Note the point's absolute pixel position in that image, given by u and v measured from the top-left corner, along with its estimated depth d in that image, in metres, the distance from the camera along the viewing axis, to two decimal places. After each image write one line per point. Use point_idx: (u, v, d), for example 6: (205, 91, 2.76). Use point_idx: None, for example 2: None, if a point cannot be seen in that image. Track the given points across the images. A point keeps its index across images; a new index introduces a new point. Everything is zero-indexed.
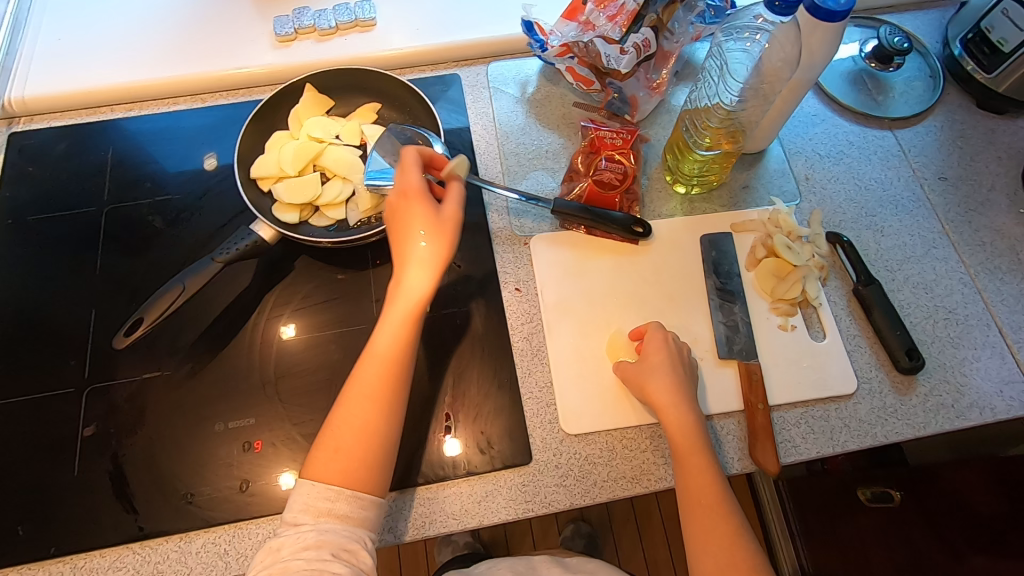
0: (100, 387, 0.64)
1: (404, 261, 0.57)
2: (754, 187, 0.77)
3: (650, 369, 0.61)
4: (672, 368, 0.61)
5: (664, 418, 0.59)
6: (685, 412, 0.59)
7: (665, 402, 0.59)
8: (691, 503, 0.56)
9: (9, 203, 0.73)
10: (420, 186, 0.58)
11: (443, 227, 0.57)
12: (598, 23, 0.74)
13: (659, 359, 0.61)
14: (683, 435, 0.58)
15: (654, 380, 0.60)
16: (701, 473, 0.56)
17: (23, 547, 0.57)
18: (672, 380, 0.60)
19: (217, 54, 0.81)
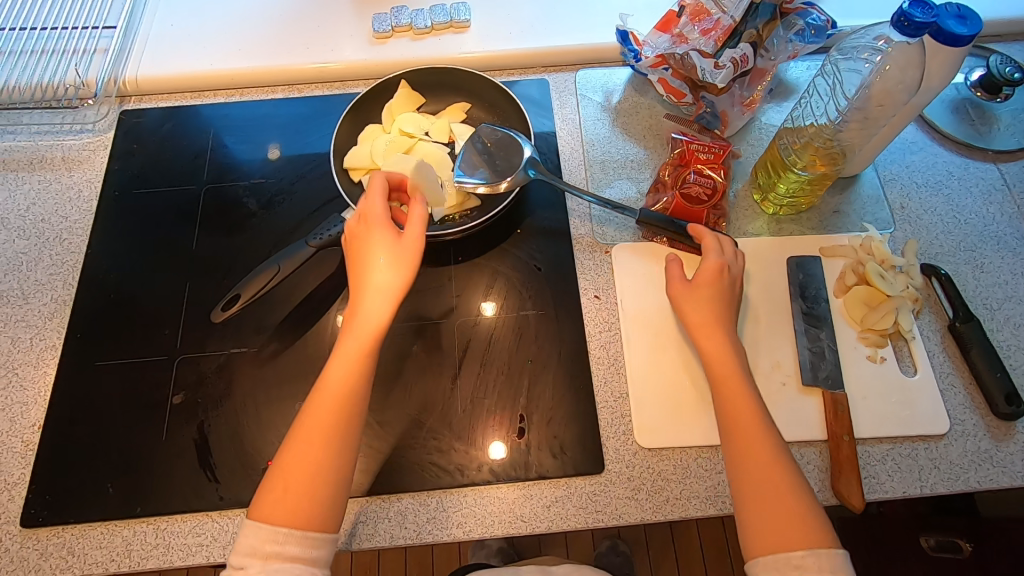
0: (190, 358, 0.66)
1: (369, 296, 0.54)
2: (844, 212, 0.75)
3: (693, 289, 0.60)
4: (719, 293, 0.60)
5: (705, 341, 0.58)
6: (730, 339, 0.58)
7: (708, 325, 0.59)
8: (737, 433, 0.53)
9: (116, 176, 0.78)
10: (381, 212, 0.57)
11: (405, 256, 0.55)
12: (692, 36, 0.73)
13: (705, 281, 0.60)
14: (731, 362, 0.57)
15: (701, 301, 0.60)
16: (750, 402, 0.54)
17: (111, 504, 0.59)
18: (720, 305, 0.60)
19: (317, 48, 0.84)
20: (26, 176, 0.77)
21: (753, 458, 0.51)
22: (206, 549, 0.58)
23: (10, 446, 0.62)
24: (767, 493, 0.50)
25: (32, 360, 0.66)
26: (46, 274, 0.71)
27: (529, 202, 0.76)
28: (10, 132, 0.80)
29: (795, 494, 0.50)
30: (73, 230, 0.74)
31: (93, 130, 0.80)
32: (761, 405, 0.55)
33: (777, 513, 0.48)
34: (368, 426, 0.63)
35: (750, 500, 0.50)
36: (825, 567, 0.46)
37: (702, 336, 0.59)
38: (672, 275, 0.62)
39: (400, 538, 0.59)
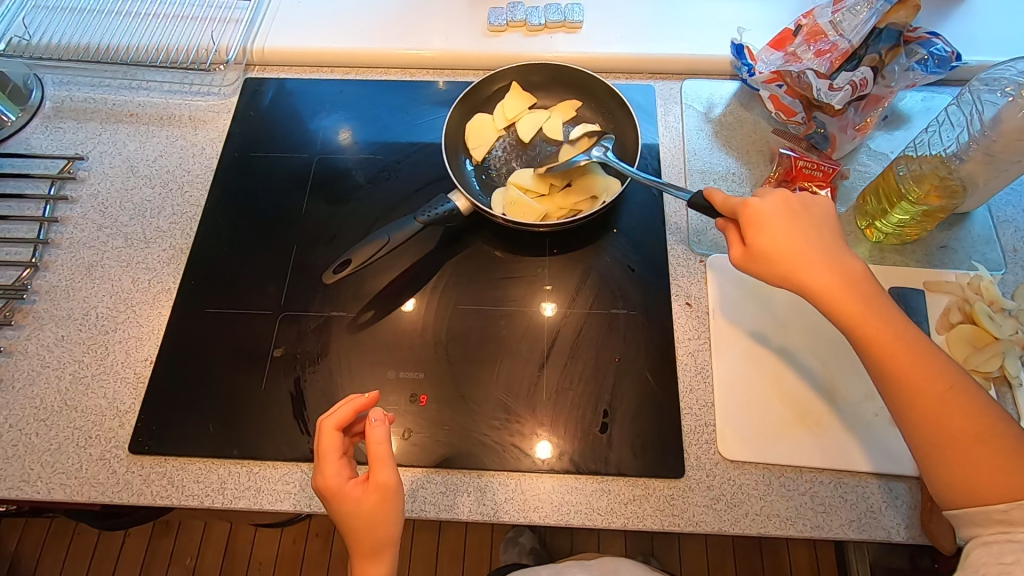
0: (293, 315, 0.69)
1: (365, 552, 0.52)
2: (952, 248, 0.72)
3: (763, 245, 0.53)
4: (801, 231, 0.53)
5: (810, 287, 0.51)
6: (831, 271, 0.51)
7: (797, 270, 0.51)
8: (899, 382, 0.47)
9: (236, 138, 0.82)
10: (339, 475, 0.51)
11: (376, 515, 0.51)
12: (805, 57, 0.75)
13: (782, 226, 0.53)
14: (852, 298, 0.49)
15: (785, 251, 0.52)
16: (895, 340, 0.48)
17: (212, 442, 0.63)
18: (812, 235, 0.53)
19: (433, 36, 0.87)
20: (155, 130, 0.82)
21: (926, 405, 0.46)
22: (294, 496, 0.60)
23: (124, 376, 0.66)
24: (945, 439, 0.45)
25: (149, 299, 0.71)
26: (168, 222, 0.76)
27: (624, 205, 0.76)
28: (144, 89, 0.86)
29: (981, 420, 0.45)
30: (193, 183, 0.78)
31: (218, 94, 0.86)
32: (902, 326, 0.49)
33: (977, 460, 0.44)
34: (453, 402, 0.65)
35: (932, 446, 0.46)
36: None
37: (802, 287, 0.51)
38: (734, 243, 0.56)
39: (478, 513, 0.60)
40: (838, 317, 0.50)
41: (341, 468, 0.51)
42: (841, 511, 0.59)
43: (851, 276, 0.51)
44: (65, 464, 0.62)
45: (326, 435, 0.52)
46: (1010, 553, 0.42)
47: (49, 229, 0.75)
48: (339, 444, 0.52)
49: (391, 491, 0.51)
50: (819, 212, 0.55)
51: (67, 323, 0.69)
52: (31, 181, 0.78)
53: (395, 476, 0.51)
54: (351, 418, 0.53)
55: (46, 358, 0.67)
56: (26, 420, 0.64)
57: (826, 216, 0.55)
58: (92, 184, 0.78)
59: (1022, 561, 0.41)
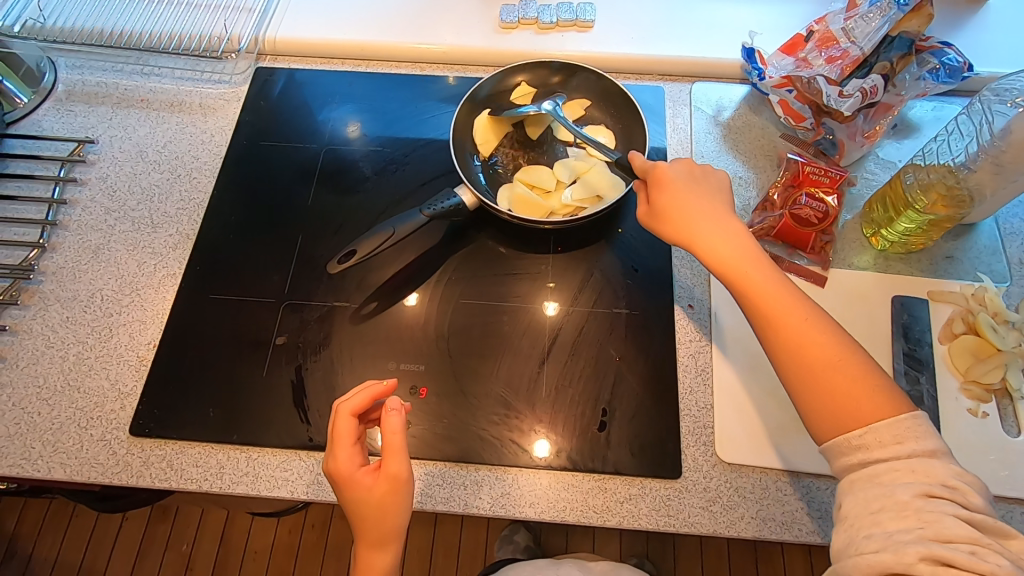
0: (296, 304, 0.70)
1: (374, 539, 0.53)
2: (957, 259, 0.72)
3: (659, 202, 0.57)
4: (695, 190, 0.56)
5: (694, 243, 0.54)
6: (715, 228, 0.54)
7: (686, 224, 0.55)
8: (772, 325, 0.49)
9: (246, 127, 0.82)
10: (351, 462, 0.51)
11: (385, 504, 0.51)
12: (815, 63, 0.74)
13: (677, 184, 0.57)
14: (733, 249, 0.53)
15: (677, 209, 0.56)
16: (770, 286, 0.51)
17: (212, 427, 0.63)
18: (708, 198, 0.56)
19: (444, 30, 0.87)
20: (166, 116, 0.82)
21: (794, 345, 0.48)
22: (290, 483, 0.61)
23: (127, 358, 0.67)
24: (811, 376, 0.47)
25: (154, 283, 0.71)
26: (175, 208, 0.76)
27: (630, 205, 0.77)
28: (157, 75, 0.86)
29: (844, 366, 0.47)
30: (201, 170, 0.79)
31: (230, 82, 0.86)
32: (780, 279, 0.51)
33: (836, 394, 0.46)
34: (452, 395, 0.65)
35: (801, 387, 0.48)
36: (887, 439, 0.43)
37: (691, 239, 0.54)
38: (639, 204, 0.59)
39: (474, 507, 0.60)
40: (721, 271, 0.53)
41: (353, 455, 0.52)
42: (838, 517, 0.59)
43: (737, 231, 0.54)
44: (66, 444, 0.62)
45: (342, 420, 0.52)
46: (874, 501, 0.41)
47: (57, 210, 0.75)
48: (354, 430, 0.52)
49: (402, 482, 0.52)
50: (717, 178, 0.59)
51: (72, 305, 0.69)
52: (42, 163, 0.78)
53: (406, 466, 0.51)
54: (368, 405, 0.53)
55: (51, 339, 0.67)
56: (29, 399, 0.64)
57: (722, 182, 0.58)
58: (101, 167, 0.79)
59: (886, 509, 0.41)
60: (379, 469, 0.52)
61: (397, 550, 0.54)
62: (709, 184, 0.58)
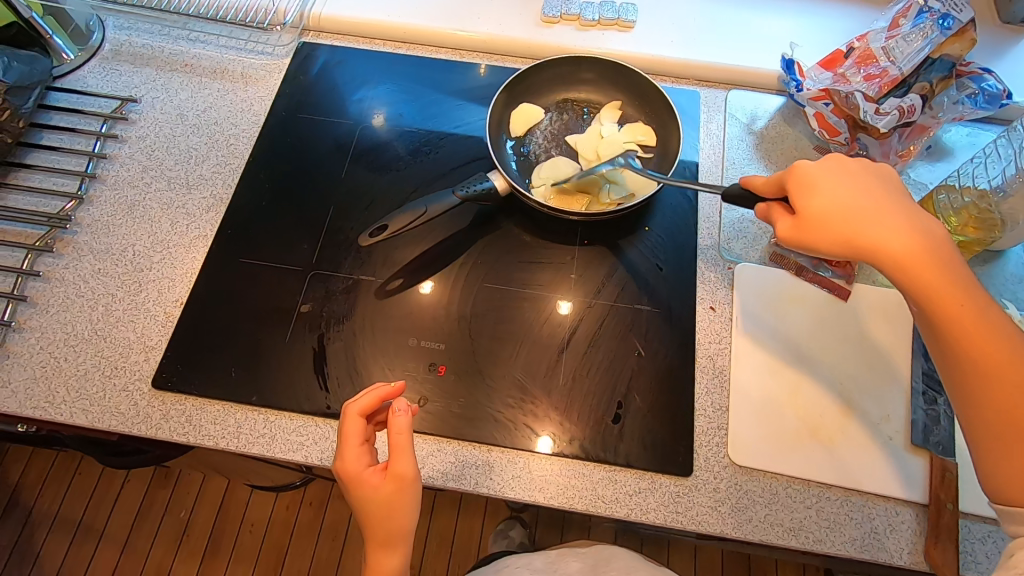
0: (322, 274, 0.71)
1: (381, 539, 0.53)
2: (983, 284, 0.72)
3: (821, 208, 0.48)
4: (862, 188, 0.49)
5: (873, 256, 0.46)
6: (897, 240, 0.46)
7: (861, 234, 0.46)
8: (975, 367, 0.44)
9: (285, 98, 0.83)
10: (359, 462, 0.52)
11: (393, 504, 0.52)
12: (853, 80, 0.75)
13: (842, 185, 0.48)
14: (927, 264, 0.45)
15: (845, 216, 0.47)
16: (976, 318, 0.44)
17: (233, 386, 0.64)
18: (876, 200, 0.48)
19: (486, 20, 0.88)
20: (207, 82, 0.84)
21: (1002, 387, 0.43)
22: (306, 448, 0.62)
23: (153, 313, 0.68)
24: (1018, 430, 0.43)
25: (185, 243, 0.72)
26: (210, 171, 0.77)
27: (658, 205, 0.77)
28: (201, 41, 0.87)
29: None
30: (239, 137, 0.80)
31: (272, 54, 0.87)
32: (976, 298, 0.45)
33: None
34: (471, 376, 0.66)
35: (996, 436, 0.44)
36: None
37: (871, 255, 0.46)
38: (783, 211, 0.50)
39: (483, 487, 0.61)
40: (912, 291, 0.46)
41: (360, 454, 0.52)
42: (845, 528, 0.59)
43: (925, 243, 0.46)
44: (89, 390, 0.63)
45: (350, 421, 0.53)
46: None
47: (96, 164, 0.77)
48: (362, 430, 0.53)
49: (408, 482, 0.52)
50: (868, 170, 0.50)
51: (105, 257, 0.71)
52: (84, 117, 0.80)
53: (414, 466, 0.52)
54: (375, 406, 0.53)
55: (81, 288, 0.69)
56: (56, 344, 0.65)
57: (885, 173, 0.51)
58: (141, 126, 0.80)
59: None
60: (386, 469, 0.52)
61: (404, 547, 0.54)
62: (869, 176, 0.50)
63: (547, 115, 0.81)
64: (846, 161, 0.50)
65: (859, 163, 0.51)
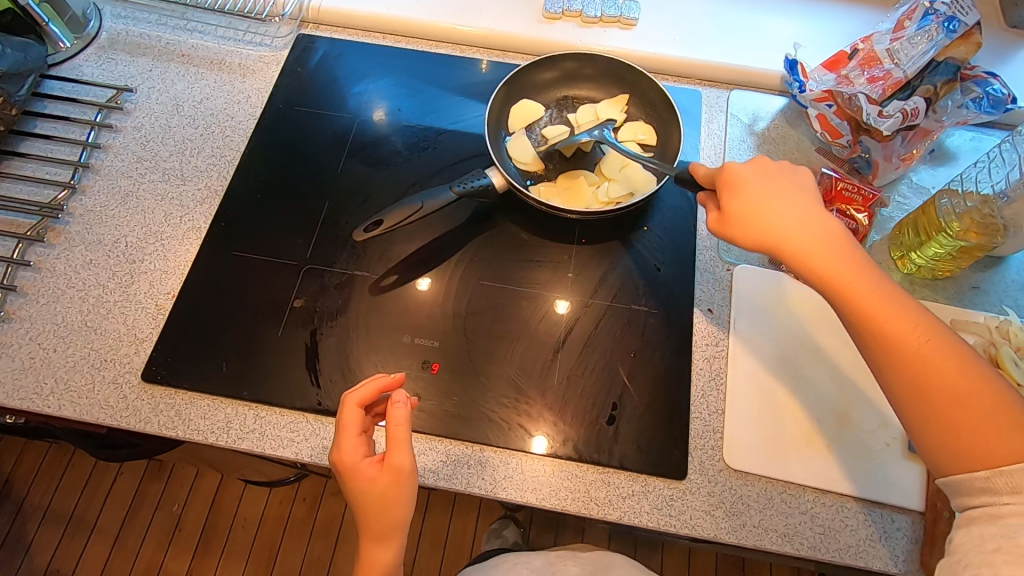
0: (316, 269, 0.70)
1: (376, 532, 0.52)
2: (984, 291, 0.71)
3: (736, 206, 0.50)
4: (777, 188, 0.51)
5: (782, 251, 0.48)
6: (804, 236, 0.48)
7: (773, 230, 0.49)
8: (886, 351, 0.44)
9: (282, 91, 0.82)
10: (357, 452, 0.51)
11: (389, 497, 0.51)
12: (856, 82, 0.74)
13: (757, 185, 0.50)
14: (832, 258, 0.47)
15: (757, 214, 0.49)
16: (881, 303, 0.45)
17: (224, 381, 0.63)
18: (792, 199, 0.50)
19: (487, 15, 0.87)
20: (204, 73, 0.83)
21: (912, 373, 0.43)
22: (296, 445, 0.61)
23: (145, 306, 0.67)
24: (929, 411, 0.43)
25: (178, 236, 0.71)
26: (205, 163, 0.76)
27: (658, 205, 0.76)
28: (199, 31, 0.87)
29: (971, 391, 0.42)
30: (235, 129, 0.79)
31: (271, 46, 0.86)
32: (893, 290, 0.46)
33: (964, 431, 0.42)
34: (465, 374, 0.65)
35: (913, 416, 0.44)
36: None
37: (780, 252, 0.48)
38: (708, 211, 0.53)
39: (475, 487, 0.60)
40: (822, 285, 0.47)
41: (358, 445, 0.51)
42: (841, 534, 0.59)
43: (831, 239, 0.48)
44: (78, 382, 0.63)
45: (348, 411, 0.52)
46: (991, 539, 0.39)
47: (90, 154, 0.76)
48: (360, 421, 0.52)
49: (405, 475, 0.51)
50: (792, 172, 0.52)
51: (97, 248, 0.70)
52: (79, 106, 0.79)
53: (412, 458, 0.51)
54: (373, 397, 0.52)
55: (72, 279, 0.68)
56: (45, 335, 0.65)
57: (804, 175, 0.52)
58: (137, 116, 0.79)
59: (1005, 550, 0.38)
60: (384, 460, 0.51)
61: (400, 541, 0.54)
62: (789, 177, 0.52)
63: (546, 113, 0.80)
64: (771, 162, 0.53)
65: (785, 164, 0.53)
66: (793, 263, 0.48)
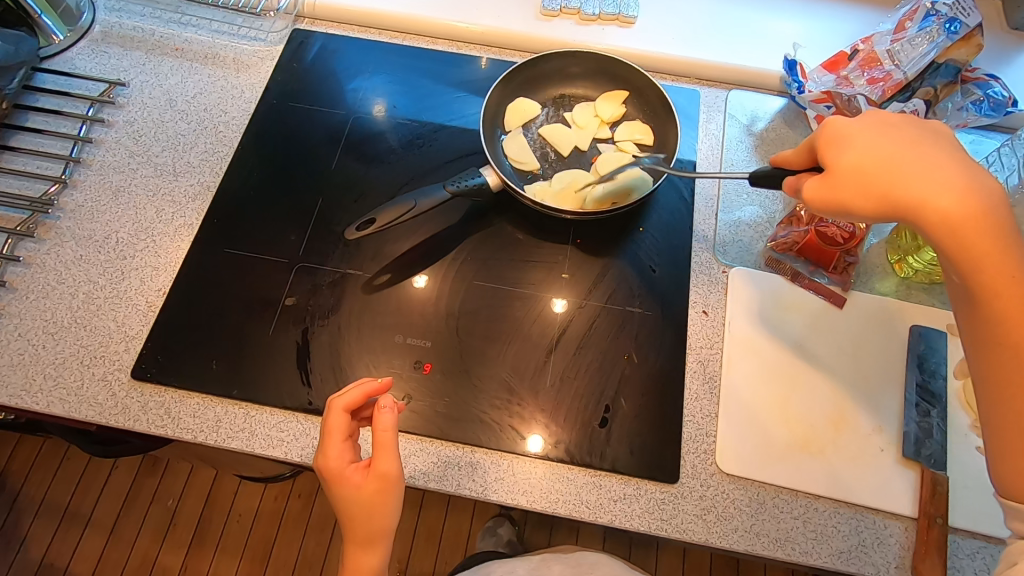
0: (308, 267, 0.69)
1: (362, 537, 0.52)
2: None
3: (861, 162, 0.45)
4: (905, 141, 0.45)
5: (913, 214, 0.43)
6: (944, 197, 0.42)
7: (904, 190, 0.44)
8: (1016, 352, 0.42)
9: (276, 86, 0.82)
10: (342, 459, 0.51)
11: (375, 503, 0.51)
12: (856, 83, 0.73)
13: (884, 141, 0.45)
14: (973, 225, 0.42)
15: (885, 171, 0.44)
16: (1023, 297, 0.42)
17: (214, 379, 0.63)
18: (929, 155, 0.45)
19: (484, 12, 0.87)
20: (198, 67, 0.82)
21: None
22: (286, 445, 0.60)
23: (135, 302, 0.66)
24: None
25: (169, 232, 0.71)
26: (198, 159, 0.76)
27: (653, 206, 0.75)
28: (193, 25, 0.86)
29: None
30: (228, 124, 0.78)
31: (265, 40, 0.85)
32: None
33: None
34: (457, 374, 0.65)
35: None
36: None
37: (913, 213, 0.43)
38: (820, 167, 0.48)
39: (466, 489, 0.60)
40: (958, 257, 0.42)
41: (344, 451, 0.51)
42: (832, 540, 0.58)
43: (981, 202, 0.42)
44: (67, 379, 0.62)
45: (335, 416, 0.51)
46: None
47: (82, 148, 0.75)
48: (346, 426, 0.52)
49: (392, 481, 0.51)
50: (925, 127, 0.47)
51: (88, 244, 0.69)
52: (71, 100, 0.78)
53: (398, 464, 0.51)
54: (361, 402, 0.52)
55: (62, 274, 0.67)
56: (35, 331, 0.64)
57: (940, 130, 0.47)
58: (129, 110, 0.78)
59: None
60: (369, 466, 0.51)
61: (386, 546, 0.53)
62: (922, 132, 0.46)
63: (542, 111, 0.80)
64: (895, 117, 0.48)
65: (915, 120, 0.48)
66: (927, 228, 0.43)
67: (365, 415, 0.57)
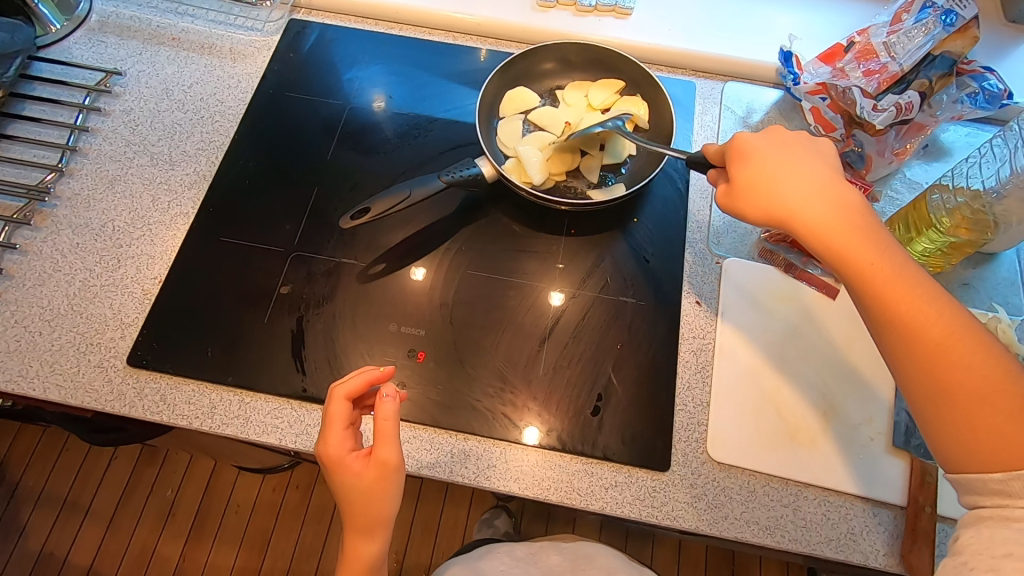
0: (304, 256, 0.70)
1: (361, 524, 0.52)
2: (973, 287, 0.71)
3: (746, 177, 0.50)
4: (788, 157, 0.50)
5: (791, 223, 0.48)
6: (813, 206, 0.47)
7: (781, 200, 0.48)
8: (900, 333, 0.43)
9: (273, 76, 0.82)
10: (343, 447, 0.51)
11: (375, 490, 0.51)
12: (852, 75, 0.73)
13: (768, 155, 0.50)
14: (840, 230, 0.46)
15: (765, 184, 0.49)
16: (898, 283, 0.43)
17: (209, 366, 0.63)
18: (806, 169, 0.49)
19: (481, 3, 0.87)
20: (195, 57, 0.82)
21: (927, 358, 0.42)
22: (280, 431, 0.61)
23: (131, 290, 0.67)
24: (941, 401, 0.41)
25: (165, 220, 0.71)
26: (194, 148, 0.76)
27: (648, 197, 0.76)
28: (190, 15, 0.86)
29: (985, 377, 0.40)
30: (225, 114, 0.79)
31: (262, 31, 0.85)
32: (902, 266, 0.44)
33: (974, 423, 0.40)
34: (450, 363, 0.65)
35: (928, 407, 0.42)
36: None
37: (790, 222, 0.48)
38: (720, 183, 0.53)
39: (459, 476, 0.60)
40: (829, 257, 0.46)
41: (344, 439, 0.51)
42: (823, 528, 0.59)
43: (846, 209, 0.47)
44: (63, 365, 0.63)
45: (337, 403, 0.51)
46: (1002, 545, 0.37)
47: (78, 137, 0.76)
48: (347, 414, 0.52)
49: (392, 468, 0.51)
50: (811, 143, 0.51)
51: (84, 232, 0.70)
52: (68, 89, 0.78)
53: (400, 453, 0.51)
54: (363, 389, 0.52)
55: (58, 262, 0.68)
56: (31, 318, 0.65)
57: (826, 149, 0.51)
58: (126, 99, 0.79)
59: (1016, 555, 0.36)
60: (370, 454, 0.51)
61: (385, 533, 0.54)
62: (807, 149, 0.51)
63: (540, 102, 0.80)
64: (786, 133, 0.52)
65: (805, 137, 0.52)
66: (802, 235, 0.47)
67: (365, 404, 0.57)
